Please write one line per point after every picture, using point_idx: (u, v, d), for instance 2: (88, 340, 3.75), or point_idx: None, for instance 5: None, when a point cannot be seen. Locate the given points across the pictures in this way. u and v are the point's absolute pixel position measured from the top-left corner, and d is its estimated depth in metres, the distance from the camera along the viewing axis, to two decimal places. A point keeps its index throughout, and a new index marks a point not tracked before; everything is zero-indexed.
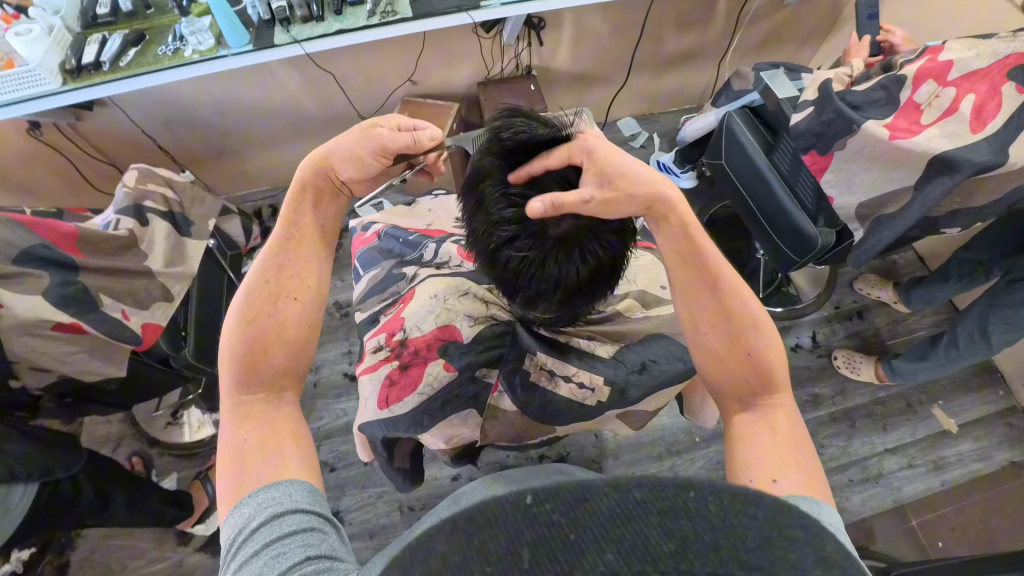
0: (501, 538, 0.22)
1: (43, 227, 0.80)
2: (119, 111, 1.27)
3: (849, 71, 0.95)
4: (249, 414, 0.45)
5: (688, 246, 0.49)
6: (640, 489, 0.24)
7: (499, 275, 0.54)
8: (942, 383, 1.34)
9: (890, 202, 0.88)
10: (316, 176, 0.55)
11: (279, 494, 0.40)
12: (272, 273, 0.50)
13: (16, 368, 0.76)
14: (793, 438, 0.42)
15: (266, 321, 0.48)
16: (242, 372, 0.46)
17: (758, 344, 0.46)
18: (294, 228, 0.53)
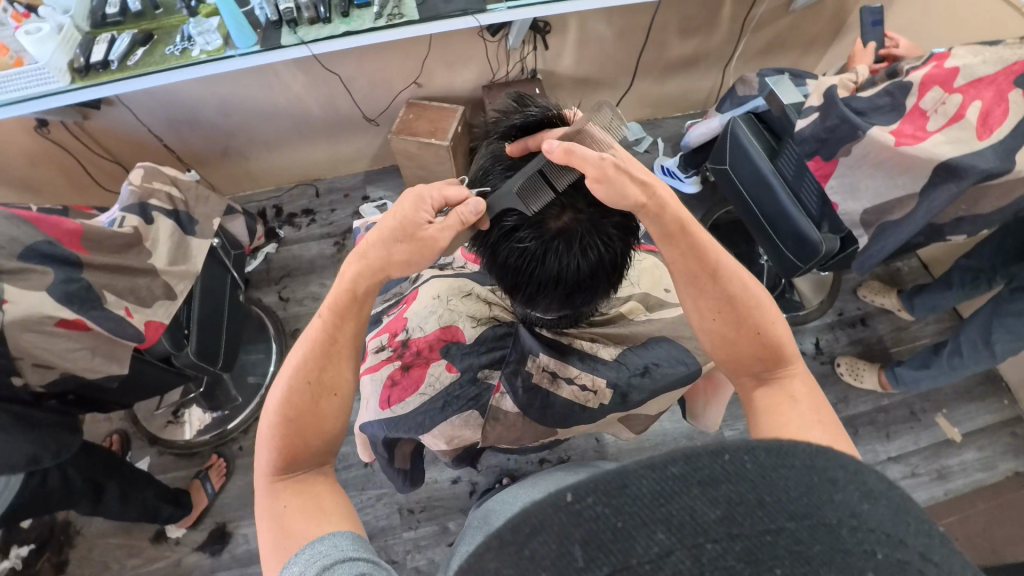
0: (552, 541, 0.22)
1: (46, 223, 0.82)
2: (126, 110, 1.28)
3: (854, 77, 0.96)
4: (288, 489, 0.46)
5: (684, 234, 0.48)
6: (676, 464, 0.25)
7: (500, 269, 0.54)
8: (946, 391, 1.33)
9: (894, 208, 0.87)
10: (361, 283, 0.51)
11: (325, 548, 0.40)
12: (314, 370, 0.48)
13: (18, 365, 0.77)
14: (813, 406, 0.42)
15: (308, 417, 0.47)
16: (284, 459, 0.46)
17: (765, 322, 0.46)
18: (336, 327, 0.50)
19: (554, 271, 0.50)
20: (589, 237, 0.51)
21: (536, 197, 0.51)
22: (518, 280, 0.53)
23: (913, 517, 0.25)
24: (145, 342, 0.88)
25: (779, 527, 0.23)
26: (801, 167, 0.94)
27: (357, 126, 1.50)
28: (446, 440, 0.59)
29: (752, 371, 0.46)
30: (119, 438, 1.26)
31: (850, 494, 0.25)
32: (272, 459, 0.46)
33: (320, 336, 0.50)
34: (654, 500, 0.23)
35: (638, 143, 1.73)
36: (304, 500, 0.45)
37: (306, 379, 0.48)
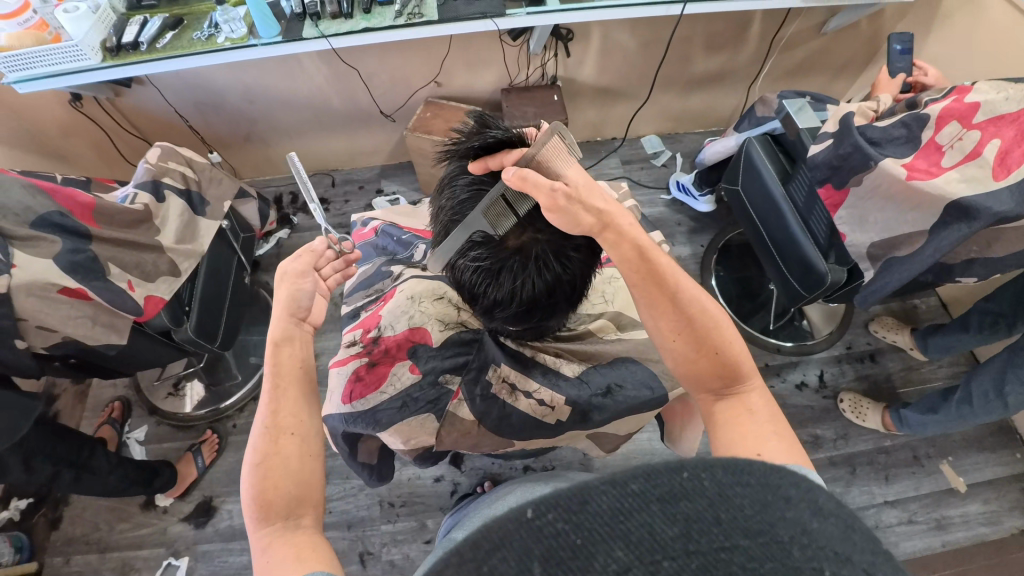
0: (512, 556, 0.21)
1: (61, 194, 0.86)
2: (156, 91, 1.33)
3: (874, 105, 0.93)
4: (267, 549, 0.42)
5: (643, 260, 0.47)
6: (637, 481, 0.24)
7: (460, 281, 0.54)
8: (954, 438, 1.27)
9: (904, 243, 0.84)
10: (289, 328, 0.56)
11: None
12: (271, 416, 0.49)
13: (23, 327, 0.80)
14: (770, 417, 0.43)
15: (270, 461, 0.46)
16: (256, 510, 0.44)
17: (723, 341, 0.46)
18: (278, 374, 0.52)
19: (509, 288, 0.50)
20: (544, 256, 0.50)
21: (495, 216, 0.50)
22: (475, 293, 0.53)
23: (861, 537, 0.24)
24: (143, 316, 0.91)
25: (734, 545, 0.22)
26: (814, 195, 0.93)
27: (375, 121, 1.52)
28: (403, 440, 0.58)
29: (710, 387, 0.45)
30: (120, 406, 1.30)
31: (801, 512, 0.24)
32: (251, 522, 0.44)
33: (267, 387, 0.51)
34: (613, 516, 0.23)
35: (656, 156, 1.72)
36: (287, 553, 0.42)
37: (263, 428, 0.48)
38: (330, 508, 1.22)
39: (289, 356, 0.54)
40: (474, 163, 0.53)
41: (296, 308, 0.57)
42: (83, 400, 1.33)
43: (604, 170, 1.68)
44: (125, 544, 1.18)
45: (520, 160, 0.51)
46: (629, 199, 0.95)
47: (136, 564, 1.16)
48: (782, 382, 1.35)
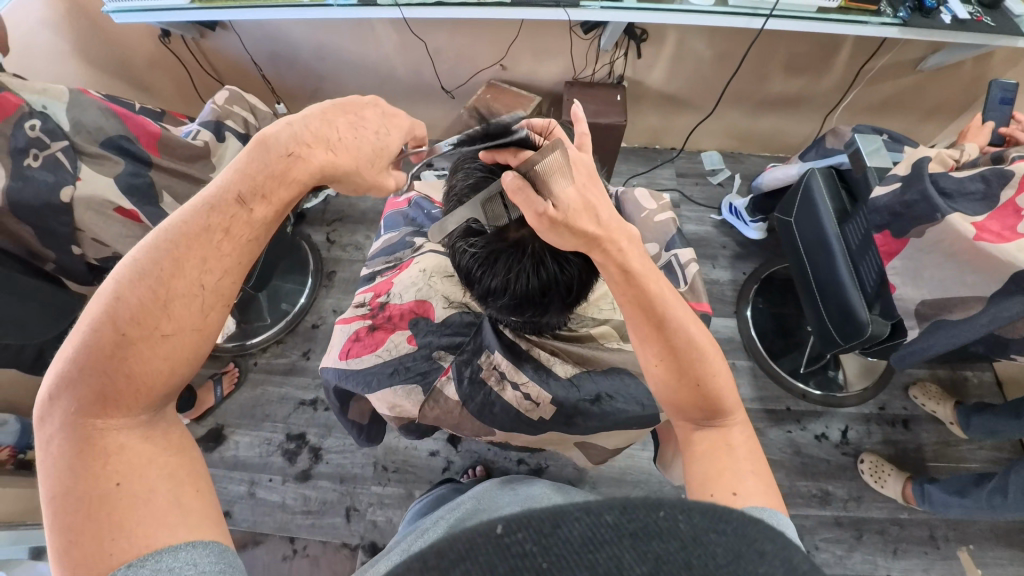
0: (475, 569, 0.21)
1: (132, 121, 0.92)
2: (236, 37, 1.40)
3: (956, 153, 0.86)
4: (114, 457, 0.37)
5: (630, 286, 0.44)
6: (613, 512, 0.23)
7: (459, 263, 0.55)
8: (981, 526, 1.18)
9: (957, 307, 0.77)
10: (289, 155, 0.45)
11: (178, 564, 0.34)
12: (178, 272, 0.40)
13: (80, 237, 0.87)
14: (749, 453, 0.42)
15: (162, 333, 0.39)
16: (119, 387, 0.37)
17: (709, 372, 0.44)
18: (232, 220, 0.42)
19: (502, 279, 0.51)
20: (541, 255, 0.50)
21: (492, 213, 0.50)
22: (471, 279, 0.54)
23: None
24: None
25: None
26: (868, 240, 0.88)
27: (436, 95, 1.54)
28: (389, 407, 0.59)
29: (690, 417, 0.44)
30: None
31: (775, 569, 0.23)
32: (96, 404, 0.37)
33: (191, 229, 0.41)
34: (582, 545, 0.22)
35: (714, 174, 1.65)
36: (154, 476, 0.37)
37: (159, 285, 0.39)
38: (327, 459, 1.27)
39: (265, 199, 0.44)
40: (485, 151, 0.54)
41: (321, 146, 0.47)
42: None
43: (655, 180, 1.64)
44: None
45: (526, 164, 0.50)
46: (668, 211, 0.92)
47: None
48: (801, 431, 1.28)
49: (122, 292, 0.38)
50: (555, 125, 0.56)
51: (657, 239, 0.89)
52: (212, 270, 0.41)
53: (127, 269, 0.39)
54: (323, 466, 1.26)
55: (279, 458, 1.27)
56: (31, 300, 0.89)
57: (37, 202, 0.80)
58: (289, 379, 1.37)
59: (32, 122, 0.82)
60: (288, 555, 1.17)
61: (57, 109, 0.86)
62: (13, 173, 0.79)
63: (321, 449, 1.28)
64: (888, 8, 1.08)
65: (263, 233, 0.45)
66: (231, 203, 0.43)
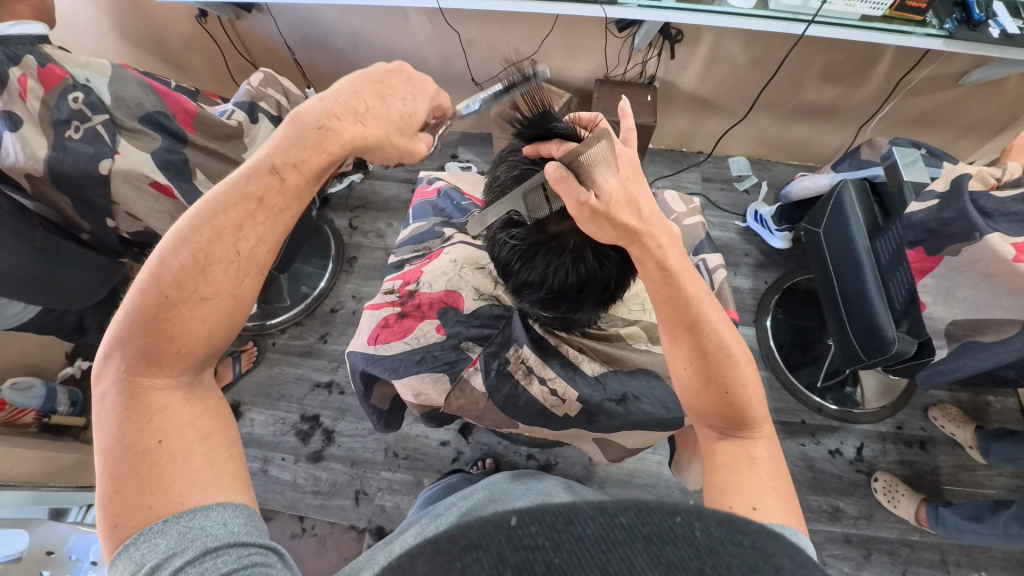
0: (486, 559, 0.22)
1: (171, 99, 0.94)
2: (271, 20, 1.41)
3: (997, 171, 0.83)
4: (157, 416, 0.37)
5: (668, 282, 0.44)
6: (627, 514, 0.24)
7: (497, 255, 0.56)
8: (994, 554, 1.16)
9: (990, 328, 0.76)
10: (323, 126, 0.46)
11: (208, 524, 0.35)
12: (216, 239, 0.40)
13: (114, 210, 0.89)
14: (775, 467, 0.41)
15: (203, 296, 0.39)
16: (161, 348, 0.38)
17: (739, 380, 0.44)
18: (268, 190, 0.43)
19: (540, 272, 0.51)
20: (581, 250, 0.50)
21: (532, 204, 0.50)
22: (507, 270, 0.55)
23: None
24: None
25: None
26: (900, 255, 0.86)
27: (466, 87, 1.54)
28: (412, 395, 0.59)
29: (714, 426, 0.44)
30: None
31: None
32: (140, 364, 0.38)
33: (229, 199, 0.41)
34: (595, 544, 0.22)
35: (740, 180, 1.63)
36: (191, 437, 0.38)
37: (198, 250, 0.39)
38: (339, 442, 1.29)
39: (300, 169, 0.45)
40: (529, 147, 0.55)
41: (350, 112, 0.48)
42: None
43: (680, 183, 1.63)
44: None
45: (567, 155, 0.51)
46: (697, 214, 0.91)
47: None
48: (814, 445, 1.27)
49: (165, 257, 0.39)
50: (600, 119, 0.56)
51: (684, 242, 0.89)
52: (248, 238, 0.41)
53: (171, 237, 0.40)
54: (335, 449, 1.28)
55: (292, 438, 1.29)
56: (67, 268, 0.91)
57: (78, 173, 0.83)
58: (306, 361, 1.39)
59: (75, 94, 0.84)
60: (296, 534, 1.19)
61: (99, 83, 0.87)
62: (55, 144, 0.82)
63: (334, 432, 1.29)
64: (934, 20, 1.06)
65: (295, 202, 0.45)
66: (266, 174, 0.43)
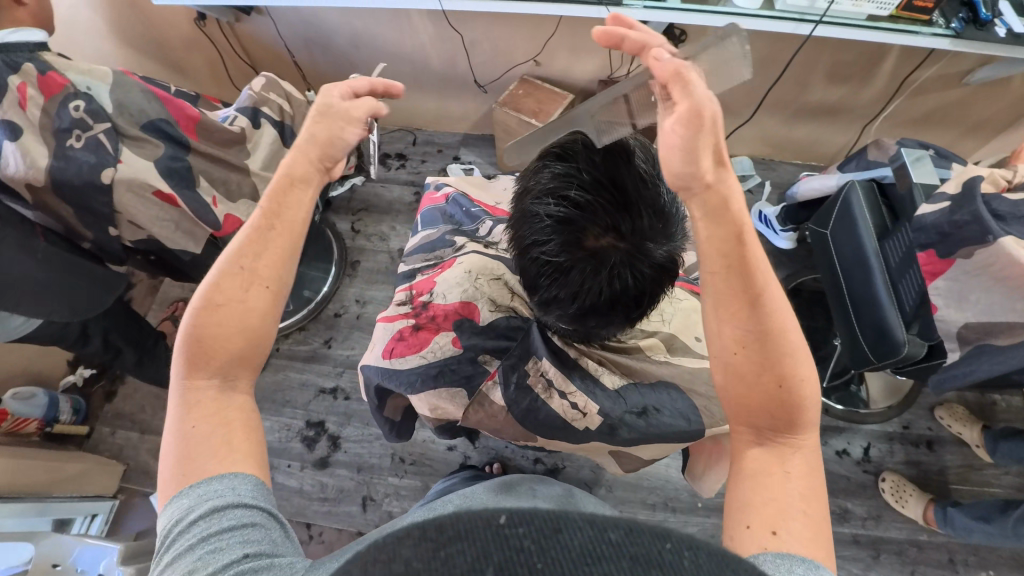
0: (470, 551, 0.24)
1: (173, 105, 0.92)
2: (271, 22, 1.39)
3: (1009, 174, 0.83)
4: (197, 411, 0.41)
5: (735, 246, 0.43)
6: (616, 532, 0.26)
7: (524, 271, 0.55)
8: (1003, 554, 1.16)
9: (1002, 332, 0.76)
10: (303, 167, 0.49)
11: (221, 487, 0.38)
12: (230, 267, 0.43)
13: (118, 219, 0.88)
14: (811, 487, 0.41)
15: (228, 307, 0.42)
16: (194, 354, 0.42)
17: (793, 374, 0.43)
18: (276, 218, 0.46)
19: (574, 288, 0.51)
20: (619, 268, 0.50)
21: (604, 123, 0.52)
22: (535, 284, 0.54)
23: None
24: (221, 231, 0.97)
25: None
26: (910, 257, 0.86)
27: (468, 89, 1.53)
28: (430, 407, 0.61)
29: (757, 424, 0.43)
30: (183, 306, 1.40)
31: None
32: (184, 369, 0.42)
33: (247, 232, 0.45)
34: (581, 556, 0.24)
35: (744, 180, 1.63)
36: (219, 427, 0.41)
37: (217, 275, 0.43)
38: (345, 447, 1.28)
39: (296, 202, 0.47)
40: (606, 25, 0.47)
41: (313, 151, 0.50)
42: (154, 294, 1.44)
43: None
44: None
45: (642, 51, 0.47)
46: None
47: None
48: (822, 446, 1.26)
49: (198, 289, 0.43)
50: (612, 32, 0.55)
51: None
52: (260, 259, 0.44)
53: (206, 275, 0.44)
54: (341, 455, 1.27)
55: (298, 444, 1.28)
56: (71, 279, 0.90)
57: (81, 182, 0.81)
58: (310, 366, 1.38)
59: (76, 102, 0.82)
60: (304, 540, 1.19)
61: (100, 91, 0.85)
62: (56, 153, 0.81)
63: (340, 438, 1.29)
64: (940, 19, 1.05)
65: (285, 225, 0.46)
66: (266, 211, 0.46)
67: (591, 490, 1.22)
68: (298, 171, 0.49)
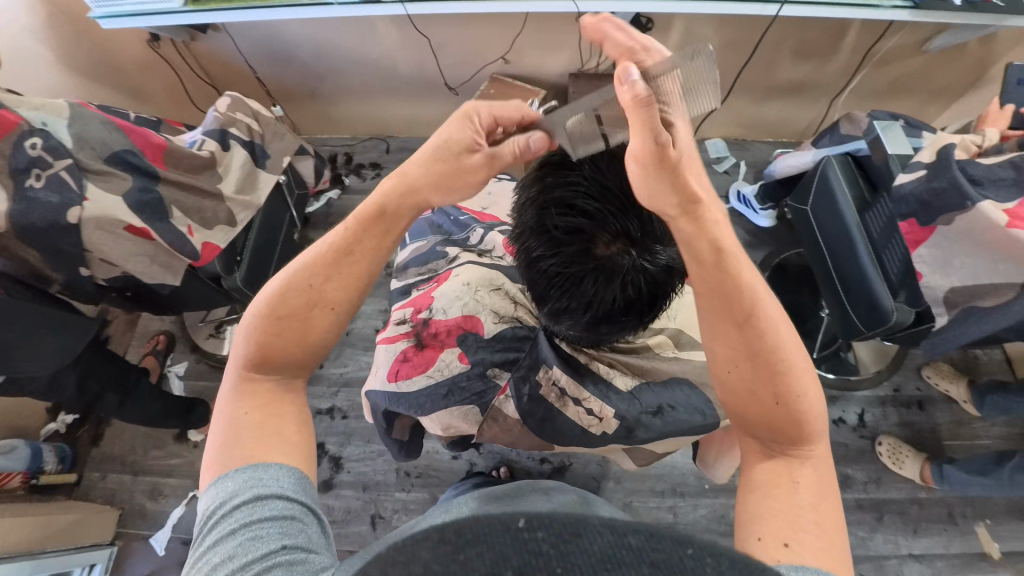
0: (488, 555, 0.24)
1: (136, 134, 0.88)
2: (229, 38, 1.35)
3: (978, 140, 0.85)
4: (252, 403, 0.44)
5: (717, 267, 0.44)
6: (637, 536, 0.25)
7: (533, 284, 0.54)
8: (997, 502, 1.21)
9: (987, 294, 0.79)
10: (398, 200, 0.47)
11: (266, 477, 0.40)
12: (299, 286, 0.44)
13: (88, 258, 0.84)
14: (822, 498, 0.40)
15: (294, 324, 0.44)
16: (255, 355, 0.44)
17: (792, 390, 0.43)
18: (356, 241, 0.46)
19: (587, 297, 0.50)
20: (630, 275, 0.50)
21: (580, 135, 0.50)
22: (541, 296, 0.53)
23: None
24: (199, 261, 0.95)
25: None
26: (892, 227, 0.88)
27: (438, 92, 1.50)
28: (442, 426, 0.61)
29: (760, 439, 0.44)
30: (164, 339, 1.36)
31: None
32: (245, 365, 0.45)
33: (318, 254, 0.45)
34: (601, 562, 0.24)
35: (719, 161, 1.63)
36: (272, 423, 0.43)
37: (290, 290, 0.44)
38: (348, 467, 1.26)
39: (383, 226, 0.47)
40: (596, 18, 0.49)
41: (422, 185, 0.48)
42: (131, 329, 1.39)
43: None
44: (160, 470, 1.26)
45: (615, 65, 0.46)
46: None
47: (166, 490, 1.24)
48: None
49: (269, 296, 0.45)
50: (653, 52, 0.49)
51: None
52: (332, 282, 0.45)
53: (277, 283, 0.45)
54: (344, 475, 1.25)
55: None
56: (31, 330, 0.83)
57: (44, 223, 0.77)
58: None
59: (33, 139, 0.77)
60: None
61: (58, 126, 0.80)
62: (15, 195, 0.75)
63: (342, 459, 1.26)
64: None
65: (363, 249, 0.46)
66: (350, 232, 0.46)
67: (599, 484, 1.22)
68: (394, 206, 0.47)
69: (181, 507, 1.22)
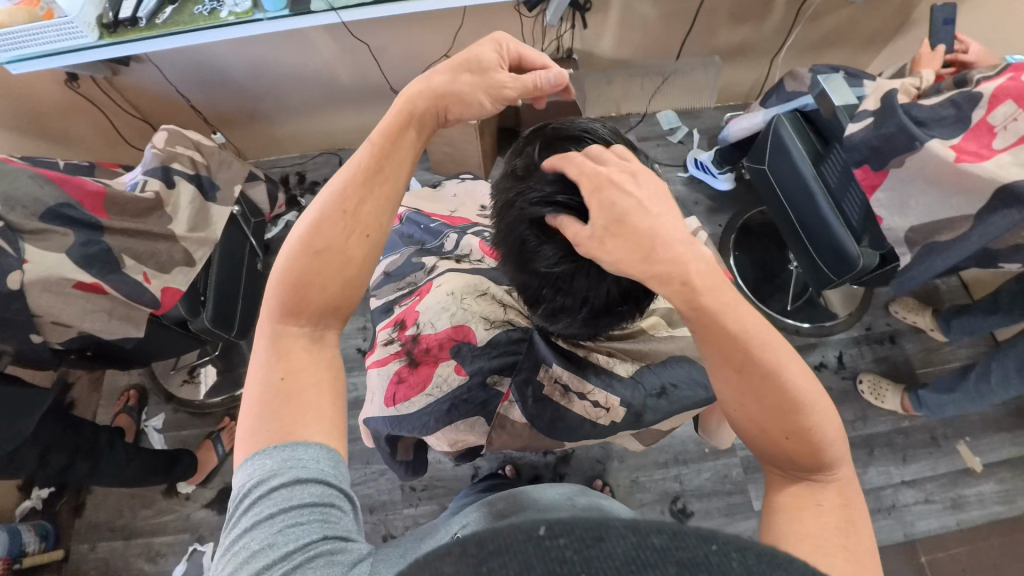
0: (514, 563, 0.23)
1: (70, 183, 0.81)
2: (154, 68, 1.27)
3: (916, 82, 0.88)
4: (290, 357, 0.42)
5: (720, 331, 0.41)
6: (661, 536, 0.24)
7: (523, 282, 0.54)
8: (972, 419, 1.28)
9: (945, 228, 0.82)
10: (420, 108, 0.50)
11: (306, 456, 0.38)
12: (334, 214, 0.44)
13: (39, 322, 0.78)
14: (849, 525, 0.39)
15: (331, 255, 0.44)
16: (289, 300, 0.43)
17: (811, 427, 0.41)
18: (386, 158, 0.47)
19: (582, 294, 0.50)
20: None
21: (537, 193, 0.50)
22: (538, 296, 0.52)
23: None
24: (160, 308, 0.89)
25: None
26: (849, 174, 0.90)
27: (385, 97, 1.46)
28: (449, 442, 0.61)
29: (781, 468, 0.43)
30: (135, 394, 1.29)
31: None
32: (280, 313, 0.43)
33: (350, 176, 0.46)
34: (626, 564, 0.23)
35: (672, 133, 1.63)
36: (312, 379, 0.42)
37: (325, 218, 0.44)
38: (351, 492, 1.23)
39: (404, 139, 0.49)
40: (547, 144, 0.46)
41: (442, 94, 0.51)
42: (98, 388, 1.32)
43: None
44: (152, 529, 1.20)
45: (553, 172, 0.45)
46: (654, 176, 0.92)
47: (162, 549, 1.19)
48: None
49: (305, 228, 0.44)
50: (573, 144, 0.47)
51: None
52: (367, 202, 0.46)
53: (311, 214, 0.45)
54: None
55: None
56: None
57: None
58: None
59: None
60: None
61: None
62: None
63: None
64: None
65: (395, 166, 0.48)
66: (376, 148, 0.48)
67: (604, 466, 1.24)
68: (415, 112, 0.50)
69: (182, 564, 1.17)
